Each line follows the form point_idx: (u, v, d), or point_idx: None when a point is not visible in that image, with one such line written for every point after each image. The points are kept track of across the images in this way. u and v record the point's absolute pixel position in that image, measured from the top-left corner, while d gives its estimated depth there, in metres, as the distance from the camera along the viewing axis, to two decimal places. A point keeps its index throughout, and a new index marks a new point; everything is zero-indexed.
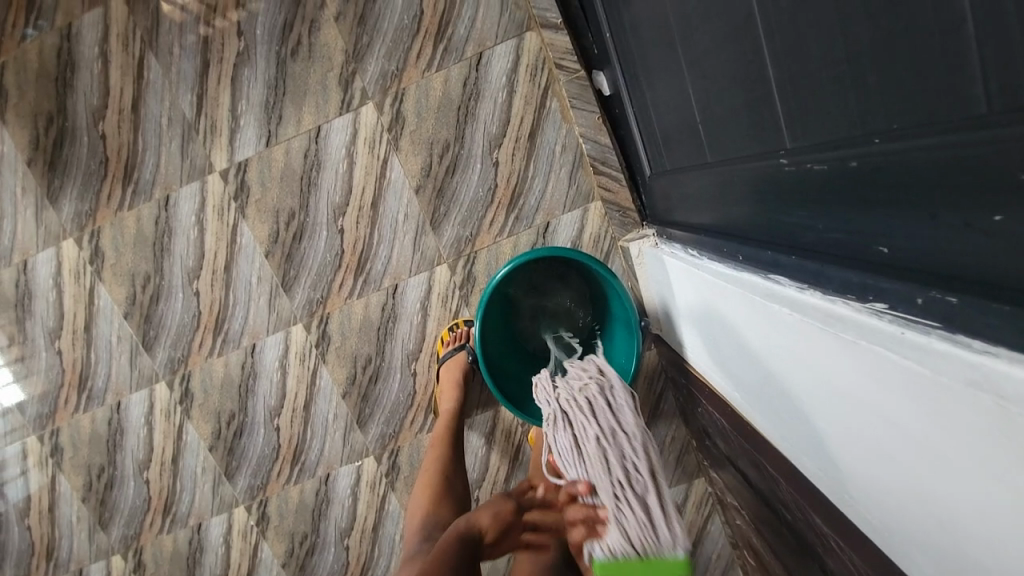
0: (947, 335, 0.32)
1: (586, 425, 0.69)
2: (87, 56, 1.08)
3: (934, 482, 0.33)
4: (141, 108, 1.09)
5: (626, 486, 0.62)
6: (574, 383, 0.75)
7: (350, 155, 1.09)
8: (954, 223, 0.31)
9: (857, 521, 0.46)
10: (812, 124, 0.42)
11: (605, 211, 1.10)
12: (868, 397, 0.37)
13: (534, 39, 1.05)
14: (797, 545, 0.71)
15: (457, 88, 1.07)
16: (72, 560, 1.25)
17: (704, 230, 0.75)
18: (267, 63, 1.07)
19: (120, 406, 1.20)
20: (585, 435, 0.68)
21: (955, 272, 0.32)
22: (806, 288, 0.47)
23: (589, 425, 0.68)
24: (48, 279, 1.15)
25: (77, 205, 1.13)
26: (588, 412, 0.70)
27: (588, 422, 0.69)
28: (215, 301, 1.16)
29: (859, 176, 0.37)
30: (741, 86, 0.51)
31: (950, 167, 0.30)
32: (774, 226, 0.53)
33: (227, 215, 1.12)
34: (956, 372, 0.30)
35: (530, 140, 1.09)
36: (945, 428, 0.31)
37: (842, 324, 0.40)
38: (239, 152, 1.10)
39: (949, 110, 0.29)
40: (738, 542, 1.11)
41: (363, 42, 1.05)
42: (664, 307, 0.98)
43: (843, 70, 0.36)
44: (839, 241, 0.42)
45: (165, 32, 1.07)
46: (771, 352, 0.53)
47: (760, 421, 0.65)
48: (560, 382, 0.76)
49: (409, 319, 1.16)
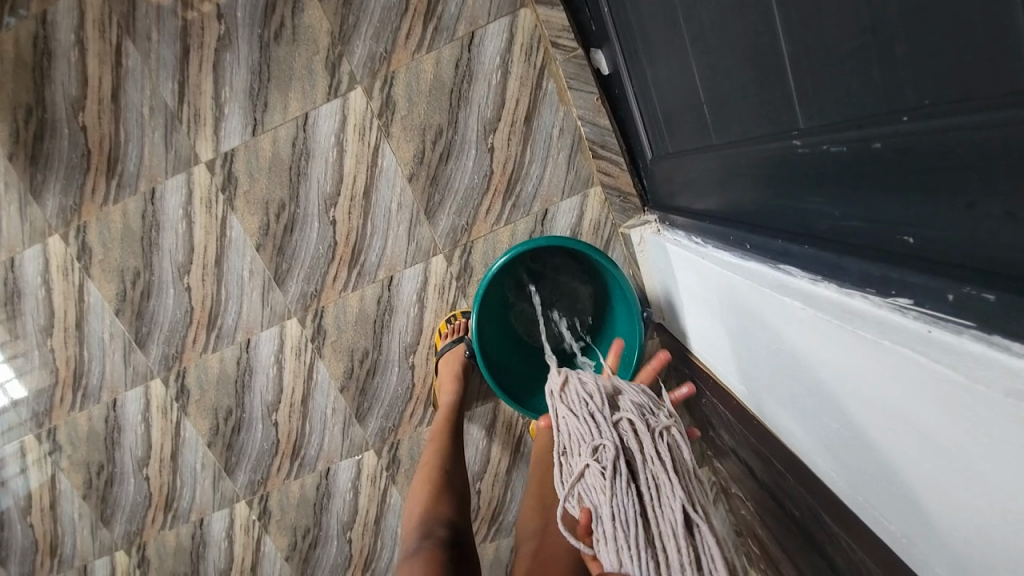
0: (983, 337, 0.29)
1: (668, 483, 0.58)
2: (63, 45, 1.03)
3: (964, 496, 0.30)
4: (121, 98, 1.05)
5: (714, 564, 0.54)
6: (648, 423, 0.64)
7: (339, 143, 1.06)
8: (991, 212, 0.27)
9: (872, 526, 0.44)
10: (828, 103, 0.38)
11: (605, 196, 1.07)
12: (889, 401, 0.35)
13: (529, 17, 1.00)
14: (804, 539, 0.69)
15: (449, 71, 1.02)
16: (76, 556, 1.25)
17: (709, 216, 0.72)
18: (250, 48, 1.02)
19: (116, 404, 1.19)
20: (666, 496, 0.58)
21: (990, 265, 0.29)
22: (820, 280, 0.44)
23: (671, 483, 0.58)
24: (36, 276, 1.13)
25: (61, 200, 1.10)
26: (667, 466, 0.60)
27: (669, 479, 0.59)
28: (207, 297, 1.14)
29: (882, 159, 0.34)
30: (748, 62, 0.48)
31: (989, 149, 0.27)
32: (784, 212, 0.50)
33: (215, 207, 1.09)
34: (989, 378, 0.27)
35: (526, 124, 1.04)
36: (980, 440, 0.28)
37: (861, 320, 0.37)
38: (225, 142, 1.06)
39: (991, 84, 0.25)
40: (742, 530, 1.10)
41: (349, 23, 1.01)
42: (667, 296, 0.96)
43: (865, 41, 0.32)
44: (857, 230, 0.39)
45: (143, 17, 1.02)
46: (779, 348, 0.50)
47: (766, 416, 0.63)
48: (631, 417, 0.64)
49: (406, 310, 1.13)
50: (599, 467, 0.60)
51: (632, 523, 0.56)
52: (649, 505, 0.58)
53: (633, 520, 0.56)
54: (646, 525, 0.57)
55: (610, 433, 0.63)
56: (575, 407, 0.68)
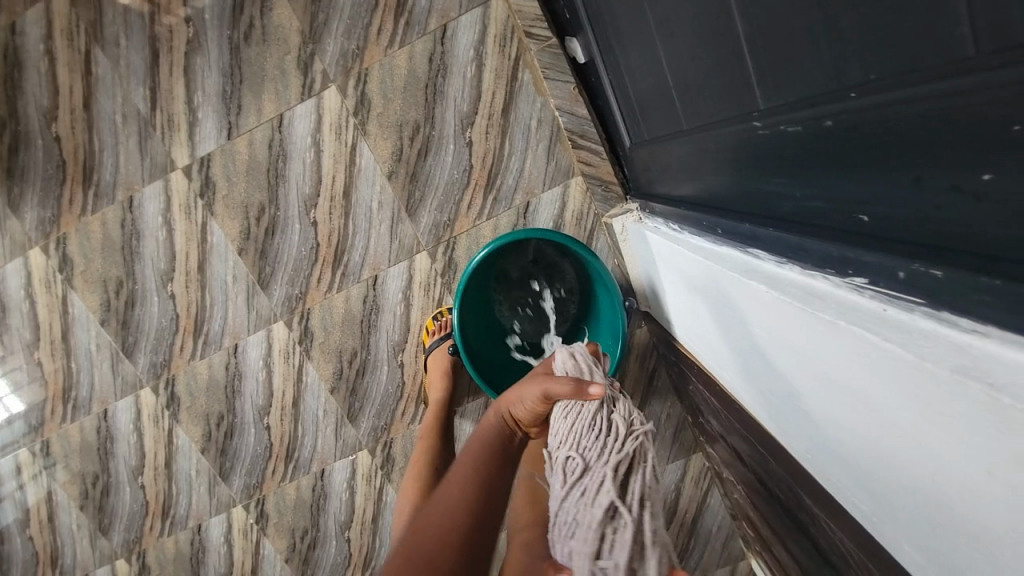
0: (933, 314, 0.29)
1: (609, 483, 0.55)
2: (32, 55, 1.02)
3: (922, 474, 0.30)
4: (93, 107, 1.04)
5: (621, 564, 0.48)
6: (631, 423, 0.62)
7: (316, 143, 1.05)
8: (938, 186, 0.27)
9: (846, 505, 0.44)
10: (785, 81, 0.37)
11: (587, 186, 1.06)
12: (850, 382, 0.34)
13: (501, 7, 0.99)
14: (791, 521, 0.69)
15: (423, 65, 1.01)
16: (77, 566, 1.25)
17: (685, 202, 0.71)
18: (221, 50, 1.01)
19: (107, 414, 1.18)
20: (598, 490, 0.54)
21: (941, 240, 0.28)
22: (784, 262, 0.44)
23: (608, 480, 0.54)
24: (19, 290, 1.13)
25: (40, 212, 1.09)
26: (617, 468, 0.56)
27: (608, 477, 0.55)
28: (192, 304, 1.13)
29: (836, 137, 0.33)
30: (709, 44, 0.47)
31: (933, 123, 0.26)
32: (752, 195, 0.49)
33: (194, 213, 1.08)
34: (941, 357, 0.27)
35: (503, 116, 1.03)
36: (932, 418, 0.27)
37: (821, 302, 0.37)
38: (201, 146, 1.05)
39: (932, 54, 0.25)
40: (737, 513, 1.09)
41: (320, 20, 0.99)
42: (650, 284, 0.95)
43: (815, 16, 0.31)
44: (818, 210, 0.39)
45: (110, 23, 1.01)
46: (750, 332, 0.50)
47: (744, 399, 0.63)
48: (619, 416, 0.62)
49: (392, 309, 1.13)
50: (562, 472, 0.60)
51: (563, 522, 0.55)
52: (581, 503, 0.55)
53: (563, 518, 0.55)
54: (575, 527, 0.53)
55: (586, 431, 0.62)
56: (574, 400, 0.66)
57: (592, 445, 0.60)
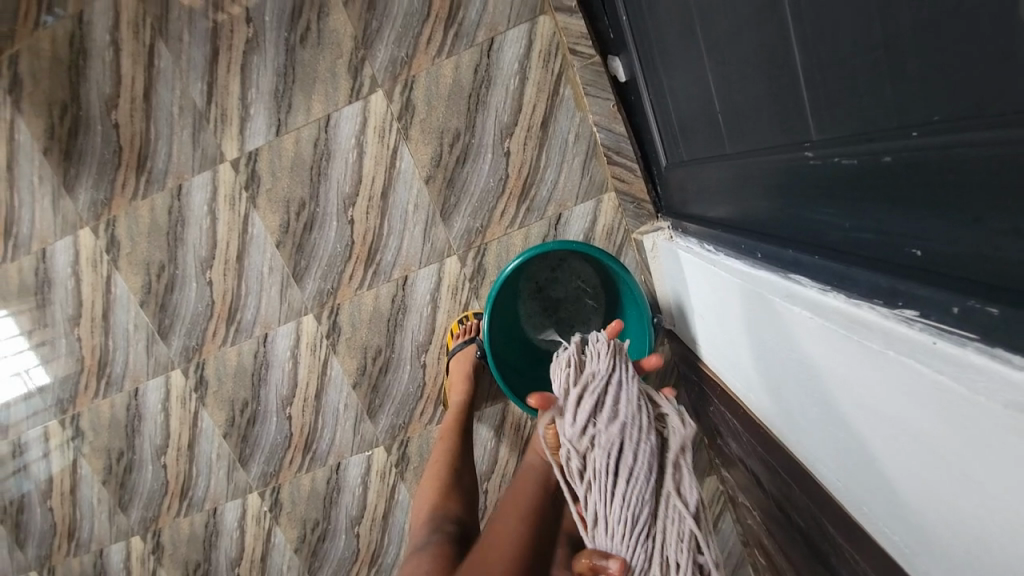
0: (985, 349, 0.30)
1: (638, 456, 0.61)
2: (99, 46, 1.08)
3: (964, 506, 0.31)
4: (152, 98, 1.10)
5: (661, 535, 0.57)
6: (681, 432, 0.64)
7: (359, 144, 1.08)
8: (998, 227, 0.28)
9: (876, 536, 0.44)
10: (842, 115, 0.39)
11: (619, 202, 1.07)
12: (893, 412, 0.36)
13: (548, 24, 1.02)
14: (809, 550, 0.68)
15: (468, 75, 1.04)
16: (93, 539, 1.28)
17: (721, 223, 0.72)
18: (277, 51, 1.06)
19: (138, 393, 1.22)
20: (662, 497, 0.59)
21: (997, 279, 0.29)
22: (829, 289, 0.45)
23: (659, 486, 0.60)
24: (66, 268, 1.17)
25: (93, 194, 1.14)
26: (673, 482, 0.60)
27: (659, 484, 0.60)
28: (228, 291, 1.17)
29: (892, 173, 0.35)
30: (763, 73, 0.48)
31: (997, 166, 0.27)
32: (797, 222, 0.50)
33: (237, 205, 1.12)
34: (993, 392, 0.28)
35: (542, 129, 1.06)
36: (980, 453, 0.28)
37: (867, 331, 0.38)
38: (250, 141, 1.09)
39: (999, 102, 0.26)
40: (749, 541, 1.08)
41: (373, 27, 1.03)
42: (678, 304, 0.96)
43: (879, 57, 0.33)
44: (867, 242, 0.40)
45: (175, 20, 1.06)
46: (788, 355, 0.51)
47: (773, 422, 0.64)
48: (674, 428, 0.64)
49: (419, 311, 1.15)
50: (630, 477, 0.60)
51: (642, 520, 0.58)
52: (644, 500, 0.59)
53: (640, 517, 0.58)
54: (625, 522, 0.58)
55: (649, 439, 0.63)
56: (623, 396, 0.67)
57: (654, 449, 0.62)
